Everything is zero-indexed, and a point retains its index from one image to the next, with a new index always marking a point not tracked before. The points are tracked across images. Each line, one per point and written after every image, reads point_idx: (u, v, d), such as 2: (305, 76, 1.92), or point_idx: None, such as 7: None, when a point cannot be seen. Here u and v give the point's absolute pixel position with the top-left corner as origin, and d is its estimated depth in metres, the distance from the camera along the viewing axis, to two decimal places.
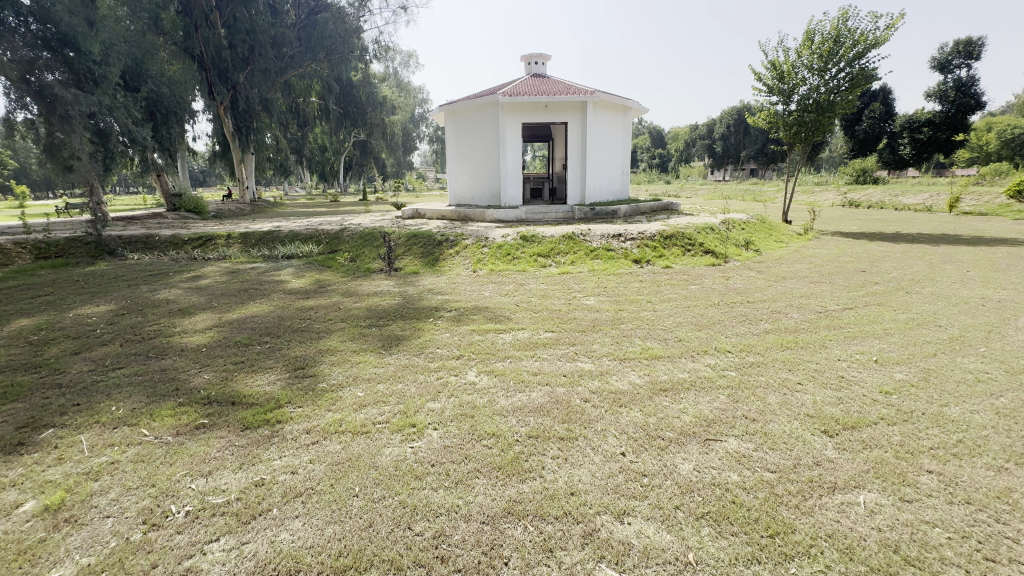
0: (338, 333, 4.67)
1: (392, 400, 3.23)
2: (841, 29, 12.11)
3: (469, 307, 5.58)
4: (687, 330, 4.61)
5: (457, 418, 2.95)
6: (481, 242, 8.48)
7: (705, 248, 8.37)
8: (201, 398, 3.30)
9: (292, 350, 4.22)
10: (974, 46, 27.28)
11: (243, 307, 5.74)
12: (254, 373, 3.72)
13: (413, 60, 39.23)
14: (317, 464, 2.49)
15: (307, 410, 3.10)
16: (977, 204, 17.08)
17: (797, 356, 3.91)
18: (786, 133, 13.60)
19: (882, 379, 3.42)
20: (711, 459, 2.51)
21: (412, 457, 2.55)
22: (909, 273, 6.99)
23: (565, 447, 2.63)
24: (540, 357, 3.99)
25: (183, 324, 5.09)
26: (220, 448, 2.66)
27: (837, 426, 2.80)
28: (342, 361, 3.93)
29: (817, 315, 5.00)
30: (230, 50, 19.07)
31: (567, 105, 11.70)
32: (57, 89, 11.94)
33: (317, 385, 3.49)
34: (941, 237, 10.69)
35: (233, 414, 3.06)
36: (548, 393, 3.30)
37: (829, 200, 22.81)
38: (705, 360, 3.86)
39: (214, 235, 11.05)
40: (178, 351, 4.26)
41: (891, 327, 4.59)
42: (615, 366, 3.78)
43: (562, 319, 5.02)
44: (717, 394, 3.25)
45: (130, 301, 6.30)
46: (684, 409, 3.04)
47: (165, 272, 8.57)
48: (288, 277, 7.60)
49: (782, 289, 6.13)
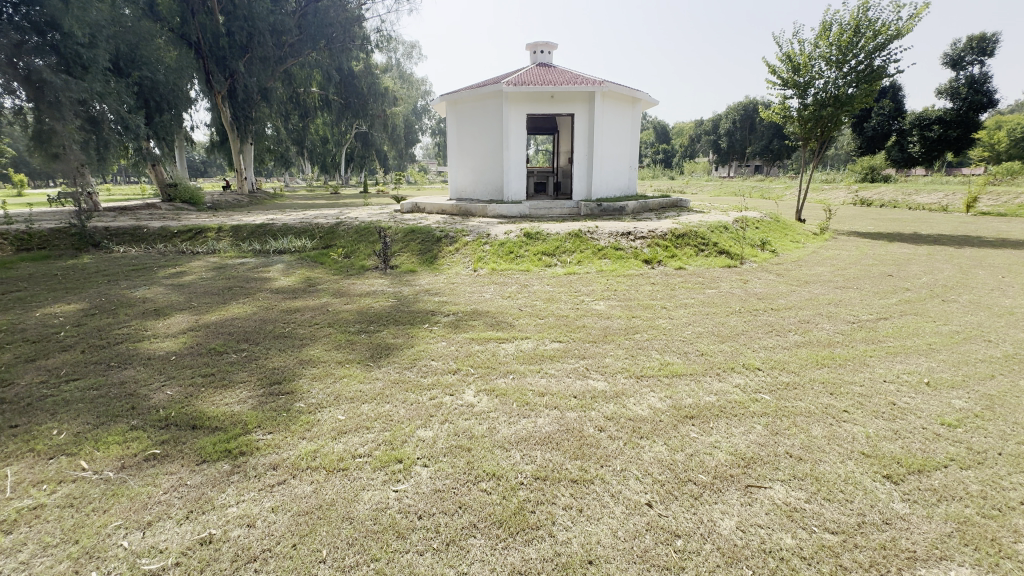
0: (323, 340, 4.23)
1: (376, 425, 2.80)
2: (861, 19, 11.55)
3: (469, 312, 5.12)
4: (709, 342, 4.16)
5: (451, 452, 2.52)
6: (482, 239, 8.03)
7: (720, 248, 7.91)
8: (157, 420, 2.88)
9: (270, 361, 3.78)
10: (987, 41, 26.68)
11: (223, 308, 5.30)
12: (222, 390, 3.29)
13: (416, 51, 38.47)
14: (279, 514, 2.06)
15: (277, 439, 2.66)
16: (994, 204, 16.55)
17: (837, 375, 3.47)
18: (801, 128, 13.07)
19: (942, 408, 2.97)
20: (756, 513, 2.07)
21: (396, 506, 2.11)
22: (940, 278, 6.52)
23: (578, 493, 2.20)
24: (547, 374, 3.54)
25: (156, 328, 4.65)
26: (168, 489, 2.24)
27: (900, 469, 2.37)
28: (324, 376, 3.50)
29: (851, 326, 4.54)
30: (228, 38, 18.50)
31: (574, 96, 11.20)
32: (45, 75, 11.46)
33: (292, 405, 3.06)
34: (964, 239, 10.23)
35: (190, 443, 2.63)
36: (556, 419, 2.87)
37: (840, 199, 22.21)
38: (733, 380, 3.40)
39: (204, 227, 10.61)
40: (142, 361, 3.82)
41: (935, 341, 4.14)
42: (631, 386, 3.33)
43: (570, 327, 4.57)
44: (753, 424, 2.81)
45: (104, 299, 5.86)
46: (715, 443, 2.61)
47: (149, 266, 8.15)
48: (276, 275, 7.15)
49: (807, 295, 5.67)
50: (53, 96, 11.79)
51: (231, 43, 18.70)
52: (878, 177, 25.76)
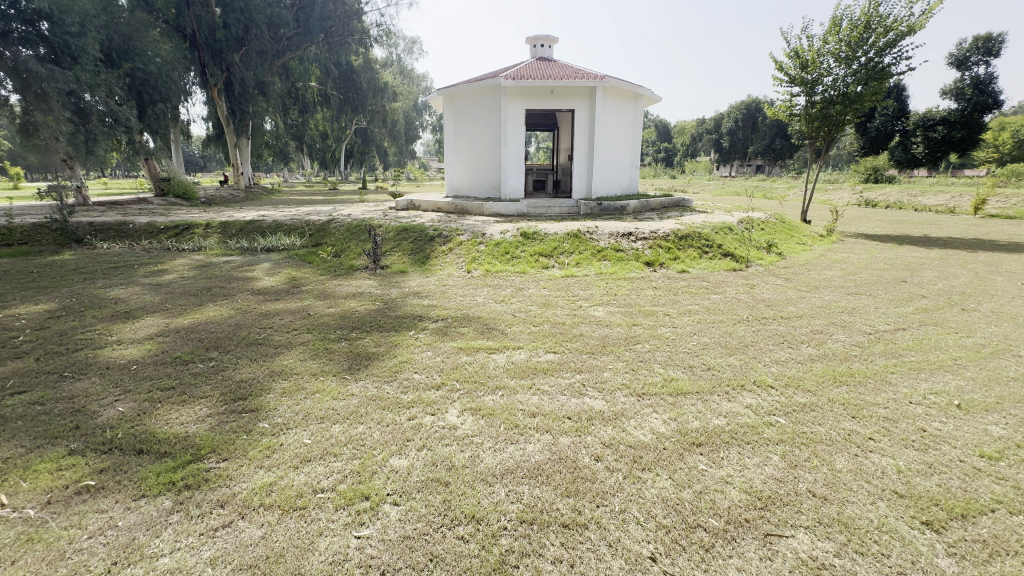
0: (299, 349, 3.91)
1: (345, 452, 2.48)
2: (873, 15, 11.20)
3: (459, 317, 4.82)
4: (715, 354, 3.84)
5: (426, 487, 2.21)
6: (477, 239, 7.71)
7: (725, 250, 7.59)
8: (100, 443, 2.56)
9: (238, 372, 3.47)
10: (993, 41, 26.30)
11: (198, 311, 4.98)
12: (180, 407, 2.97)
13: (417, 46, 38.15)
14: (216, 570, 1.75)
15: (231, 468, 2.35)
16: (1003, 207, 16.26)
17: (858, 395, 3.16)
18: (808, 126, 12.74)
19: (979, 436, 2.66)
20: (779, 572, 1.77)
21: (356, 558, 1.81)
22: (957, 284, 6.21)
23: (570, 542, 1.90)
24: (539, 391, 3.22)
25: (121, 332, 4.33)
26: (94, 532, 1.93)
27: (941, 513, 2.07)
28: (295, 391, 3.18)
29: (868, 337, 4.24)
30: (224, 30, 18.01)
31: (575, 91, 10.87)
32: (30, 65, 11.14)
33: (254, 426, 2.74)
34: (975, 241, 9.94)
35: (129, 473, 2.31)
36: (547, 446, 2.56)
37: (843, 200, 21.91)
38: (744, 400, 3.08)
39: (192, 223, 10.29)
40: (99, 371, 3.51)
41: (959, 355, 3.84)
42: (631, 406, 3.01)
43: (566, 336, 4.25)
44: (768, 454, 2.51)
45: (76, 299, 5.56)
46: (728, 477, 2.30)
47: (130, 263, 7.86)
48: (261, 275, 6.84)
49: (818, 302, 5.37)
50: (38, 87, 11.51)
51: (228, 36, 18.26)
52: (881, 178, 25.45)
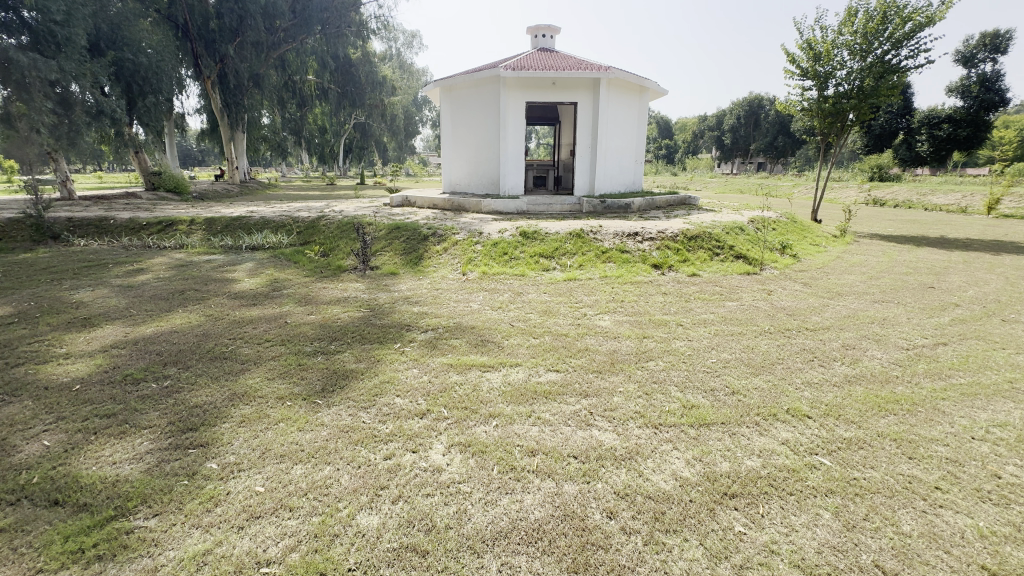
0: (268, 365, 3.46)
1: (303, 506, 2.03)
2: (890, 5, 10.69)
3: (451, 327, 4.37)
4: (739, 374, 3.40)
5: (398, 559, 1.76)
6: (473, 238, 7.24)
7: (737, 252, 7.14)
8: (8, 491, 2.12)
9: (195, 396, 3.00)
10: (1001, 38, 25.71)
11: (163, 319, 4.53)
12: (117, 441, 2.52)
13: (416, 40, 37.55)
14: None
15: (161, 528, 1.91)
16: (1016, 207, 15.77)
17: (911, 428, 2.71)
18: (820, 121, 12.21)
19: None
20: None
21: None
22: (989, 291, 5.77)
23: None
24: (539, 420, 2.77)
25: (72, 344, 3.87)
26: None
27: None
28: (257, 419, 2.73)
29: (907, 354, 3.80)
30: (218, 20, 17.42)
31: (578, 82, 10.39)
32: (11, 52, 10.48)
33: (199, 468, 2.29)
34: (996, 243, 9.49)
35: (31, 536, 1.87)
36: (549, 497, 2.11)
37: (851, 198, 21.45)
38: (779, 435, 2.63)
39: (175, 219, 9.79)
40: (36, 392, 3.05)
41: (1015, 376, 3.40)
42: (647, 441, 2.56)
43: (570, 352, 3.79)
44: (818, 510, 2.06)
45: (35, 303, 5.10)
46: (773, 545, 1.86)
47: (103, 262, 7.37)
48: (241, 275, 6.39)
49: (844, 310, 4.93)
50: (20, 75, 10.85)
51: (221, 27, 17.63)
52: (887, 176, 24.95)
